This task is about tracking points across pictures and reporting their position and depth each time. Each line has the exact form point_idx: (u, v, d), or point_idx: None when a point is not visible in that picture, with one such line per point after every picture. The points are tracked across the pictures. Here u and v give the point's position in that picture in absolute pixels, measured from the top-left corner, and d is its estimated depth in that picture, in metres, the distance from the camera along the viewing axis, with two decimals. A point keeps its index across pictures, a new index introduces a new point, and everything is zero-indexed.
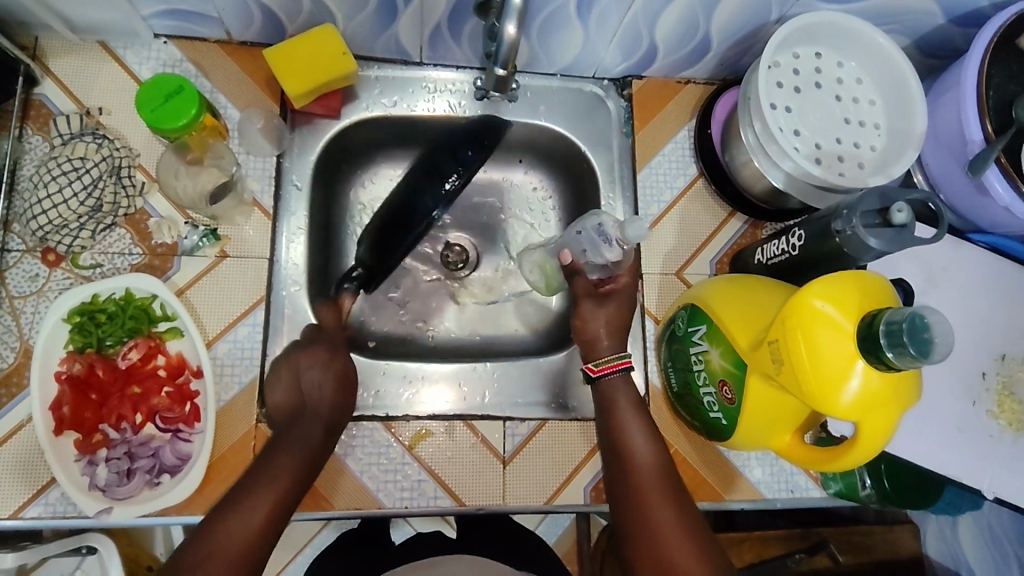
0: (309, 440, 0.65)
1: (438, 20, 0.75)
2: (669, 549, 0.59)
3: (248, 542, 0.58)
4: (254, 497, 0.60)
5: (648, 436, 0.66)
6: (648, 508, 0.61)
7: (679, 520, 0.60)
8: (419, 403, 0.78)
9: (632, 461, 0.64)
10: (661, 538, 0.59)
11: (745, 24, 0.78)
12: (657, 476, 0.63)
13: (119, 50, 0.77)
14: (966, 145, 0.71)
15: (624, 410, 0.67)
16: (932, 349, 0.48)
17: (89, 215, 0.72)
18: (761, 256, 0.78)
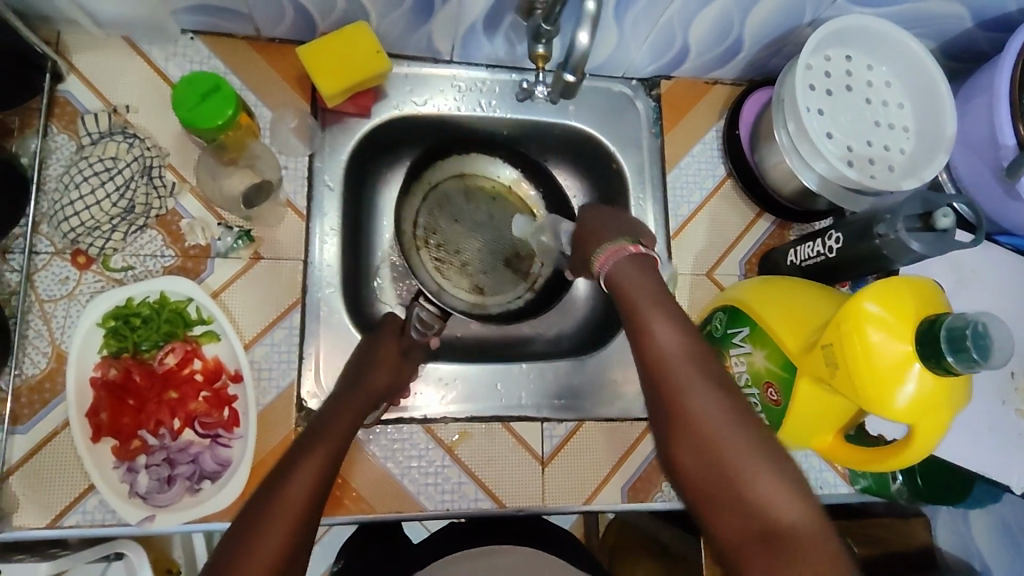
0: (350, 421, 0.67)
1: (474, 18, 0.74)
2: (719, 441, 0.51)
3: (301, 508, 0.56)
4: (301, 467, 0.60)
5: (672, 324, 0.57)
6: (701, 414, 0.52)
7: (737, 419, 0.52)
8: (411, 402, 0.78)
9: (661, 353, 0.56)
10: (708, 432, 0.52)
11: (779, 26, 0.78)
12: (700, 373, 0.54)
13: (144, 46, 0.74)
14: (998, 150, 0.72)
15: (641, 302, 0.59)
16: (992, 355, 0.50)
17: (121, 216, 0.71)
18: (794, 257, 0.79)
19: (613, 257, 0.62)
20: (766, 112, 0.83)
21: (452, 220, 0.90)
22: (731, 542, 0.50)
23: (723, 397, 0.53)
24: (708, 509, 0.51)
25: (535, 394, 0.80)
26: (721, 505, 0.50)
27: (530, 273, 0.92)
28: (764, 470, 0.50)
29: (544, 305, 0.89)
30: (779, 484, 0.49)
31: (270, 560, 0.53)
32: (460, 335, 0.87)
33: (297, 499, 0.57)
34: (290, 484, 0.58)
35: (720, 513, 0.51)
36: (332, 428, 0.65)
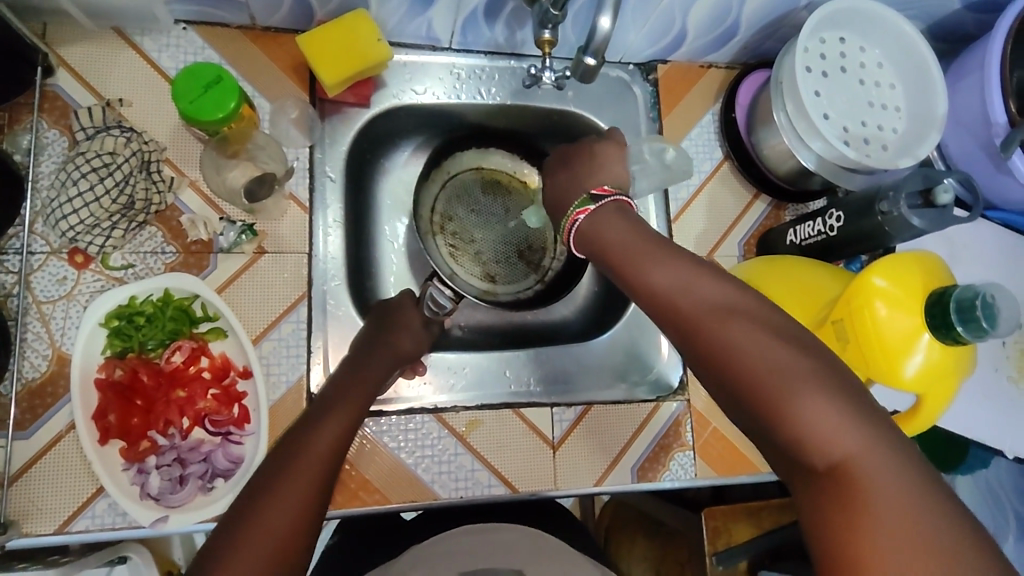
0: (371, 386, 0.66)
1: (475, 5, 0.73)
2: (748, 368, 0.50)
3: (321, 463, 0.55)
4: (326, 424, 0.59)
5: (677, 268, 0.57)
6: (716, 348, 0.52)
7: (757, 342, 0.50)
8: (402, 388, 0.77)
9: (674, 299, 0.56)
10: (739, 360, 0.50)
11: (775, 9, 0.79)
12: (708, 307, 0.53)
13: (135, 37, 0.72)
14: (988, 128, 0.75)
15: (642, 258, 0.60)
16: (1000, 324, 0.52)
17: (121, 212, 0.69)
18: (793, 237, 0.80)
19: (574, 224, 0.68)
20: (762, 95, 0.84)
21: (469, 209, 0.92)
22: (786, 470, 0.49)
23: (737, 323, 0.52)
24: (758, 438, 0.51)
25: (542, 379, 0.82)
26: (764, 437, 0.49)
27: (540, 265, 0.93)
28: (803, 395, 0.47)
29: (558, 293, 0.89)
30: (815, 399, 0.47)
31: (297, 506, 0.51)
32: (461, 326, 0.86)
33: (322, 451, 0.56)
34: (314, 438, 0.57)
35: (768, 439, 0.49)
36: (354, 391, 0.64)
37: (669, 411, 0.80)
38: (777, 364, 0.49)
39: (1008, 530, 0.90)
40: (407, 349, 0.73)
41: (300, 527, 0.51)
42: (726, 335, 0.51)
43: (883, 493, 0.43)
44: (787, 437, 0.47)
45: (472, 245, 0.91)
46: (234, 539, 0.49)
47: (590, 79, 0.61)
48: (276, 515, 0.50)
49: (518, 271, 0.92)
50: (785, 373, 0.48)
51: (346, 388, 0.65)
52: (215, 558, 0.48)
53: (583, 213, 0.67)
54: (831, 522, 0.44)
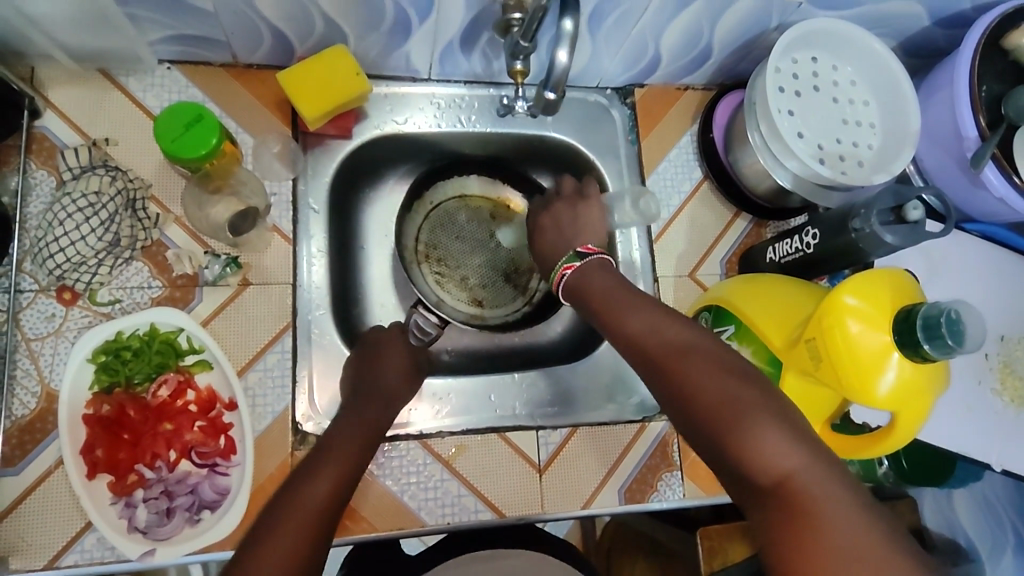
0: (364, 431, 0.67)
1: (451, 37, 0.76)
2: (706, 402, 0.51)
3: (315, 516, 0.56)
4: (318, 477, 0.59)
5: (642, 311, 0.59)
6: (680, 385, 0.53)
7: (717, 378, 0.52)
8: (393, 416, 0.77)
9: (639, 341, 0.58)
10: (699, 395, 0.51)
11: (745, 33, 0.81)
12: (671, 346, 0.55)
13: (121, 78, 0.75)
14: (961, 142, 0.76)
15: (612, 301, 0.62)
16: (966, 340, 0.51)
17: (107, 250, 0.70)
18: (772, 255, 0.81)
19: (562, 278, 0.69)
20: (738, 116, 0.86)
21: (455, 237, 0.93)
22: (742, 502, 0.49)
23: (698, 361, 0.53)
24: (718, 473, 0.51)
25: (528, 403, 0.82)
26: (723, 469, 0.50)
27: (527, 287, 0.94)
28: (758, 424, 0.48)
29: (545, 314, 0.90)
30: (768, 433, 0.48)
31: (287, 556, 0.52)
32: (445, 353, 0.87)
33: (312, 506, 0.56)
34: (306, 492, 0.57)
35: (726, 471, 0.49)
36: (344, 435, 0.65)
37: (655, 431, 0.80)
38: (735, 400, 0.50)
39: (1006, 543, 0.89)
40: (398, 391, 0.73)
41: None
42: (686, 372, 0.53)
43: (835, 525, 0.43)
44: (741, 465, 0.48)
45: (458, 271, 0.92)
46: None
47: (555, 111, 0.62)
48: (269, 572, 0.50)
49: (506, 295, 0.93)
50: (741, 406, 0.49)
51: (338, 436, 0.65)
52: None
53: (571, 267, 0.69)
54: (779, 551, 0.44)
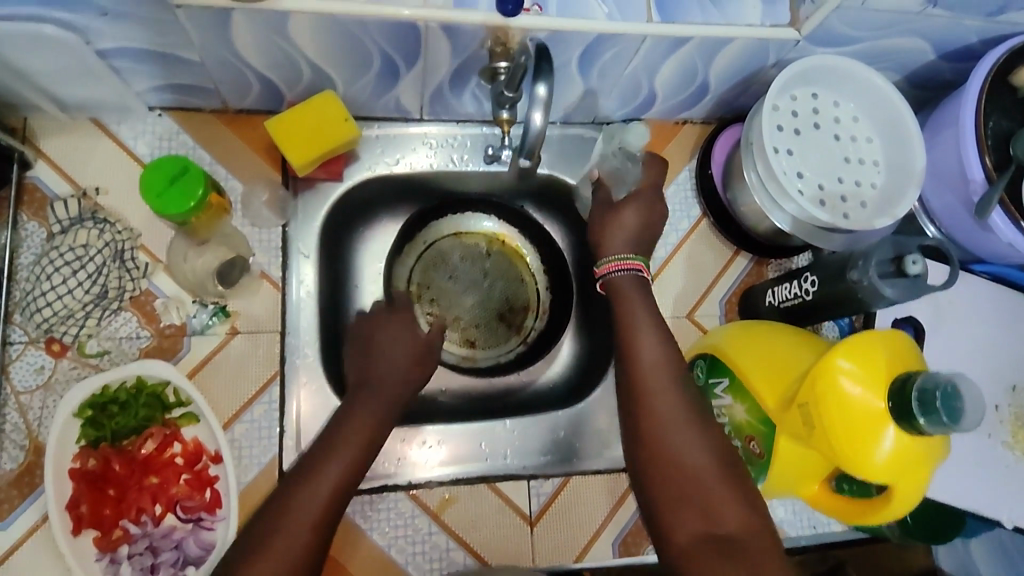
0: (371, 420, 0.66)
1: (440, 80, 0.75)
2: (679, 433, 0.61)
3: (312, 528, 0.57)
4: (315, 481, 0.59)
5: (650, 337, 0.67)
6: (662, 410, 0.63)
7: (693, 422, 0.62)
8: (382, 471, 0.75)
9: (637, 360, 0.66)
10: (677, 426, 0.62)
11: (742, 70, 0.79)
12: (662, 378, 0.65)
13: (113, 126, 0.75)
14: (967, 185, 0.73)
15: (626, 314, 0.69)
16: (962, 417, 0.50)
17: (94, 302, 0.70)
18: (772, 299, 0.79)
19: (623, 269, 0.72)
20: (736, 154, 0.84)
21: (448, 276, 0.92)
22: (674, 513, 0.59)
23: (680, 400, 0.63)
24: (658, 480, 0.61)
25: (520, 452, 0.79)
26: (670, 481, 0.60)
27: (522, 327, 0.93)
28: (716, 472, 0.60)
29: (537, 356, 0.89)
30: (715, 479, 0.59)
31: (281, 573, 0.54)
32: (444, 390, 0.87)
33: (309, 515, 0.57)
34: (302, 500, 0.58)
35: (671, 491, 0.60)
36: (350, 428, 0.64)
37: None
38: (701, 447, 0.61)
39: None
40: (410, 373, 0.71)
41: None
42: (670, 403, 0.63)
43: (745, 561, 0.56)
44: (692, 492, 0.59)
45: (451, 311, 0.91)
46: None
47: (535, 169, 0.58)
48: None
49: (499, 334, 0.92)
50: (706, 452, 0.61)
51: (344, 428, 0.64)
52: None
53: (629, 266, 0.72)
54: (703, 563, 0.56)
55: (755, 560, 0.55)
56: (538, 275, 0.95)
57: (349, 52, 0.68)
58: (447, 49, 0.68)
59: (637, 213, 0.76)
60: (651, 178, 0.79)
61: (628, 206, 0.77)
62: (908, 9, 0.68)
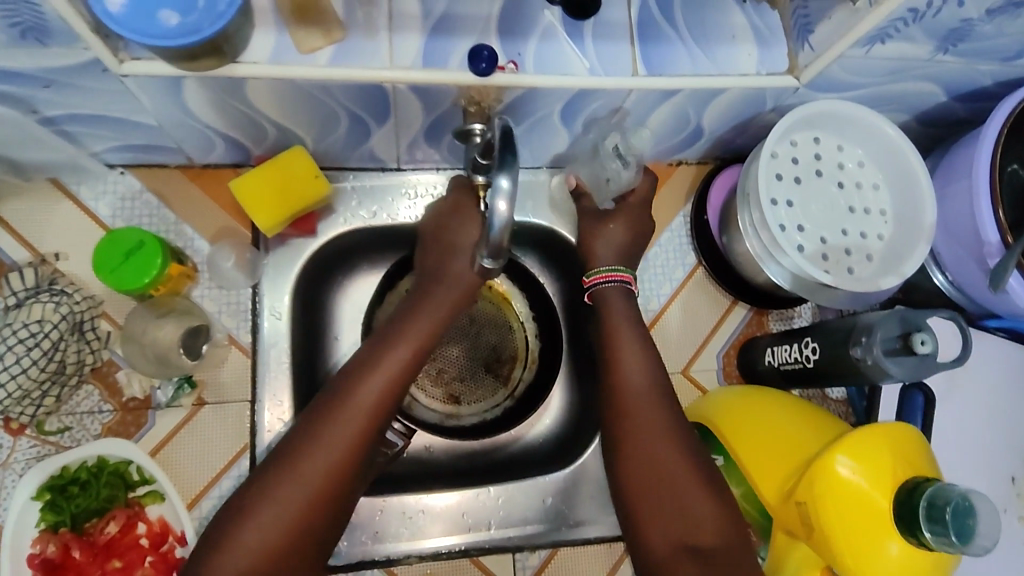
0: (425, 328, 0.64)
1: (415, 133, 0.70)
2: (654, 450, 0.61)
3: (363, 426, 0.58)
4: (361, 383, 0.59)
5: (629, 353, 0.66)
6: (634, 430, 0.62)
7: (667, 438, 0.61)
8: (370, 545, 0.74)
9: (616, 378, 0.65)
10: (651, 445, 0.61)
11: (737, 115, 0.73)
12: (637, 395, 0.64)
13: (73, 187, 0.72)
14: (982, 246, 0.67)
15: (611, 326, 0.67)
16: (973, 539, 0.47)
17: (52, 379, 0.65)
18: (771, 359, 0.74)
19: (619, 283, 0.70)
20: (732, 201, 0.78)
21: None
22: (654, 534, 0.59)
23: (654, 415, 0.62)
24: (638, 502, 0.60)
25: (504, 521, 0.77)
26: (649, 504, 0.60)
27: (509, 378, 0.86)
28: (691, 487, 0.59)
29: (528, 410, 0.82)
30: (697, 496, 0.59)
31: (326, 474, 0.56)
32: (427, 447, 0.81)
33: (360, 414, 0.58)
34: (353, 400, 0.58)
35: (651, 513, 0.59)
36: (404, 331, 0.63)
37: None
38: (676, 466, 0.60)
39: None
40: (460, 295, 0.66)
41: (326, 496, 0.56)
42: (644, 421, 0.62)
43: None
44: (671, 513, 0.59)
45: (435, 364, 0.84)
46: (257, 500, 0.54)
47: (504, 256, 0.53)
48: (304, 484, 0.55)
49: (484, 387, 0.85)
50: (679, 470, 0.60)
51: (398, 330, 0.63)
52: (244, 521, 0.54)
53: (618, 277, 0.70)
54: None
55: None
56: (527, 320, 0.87)
57: (314, 111, 0.64)
58: (419, 106, 0.64)
59: (625, 227, 0.74)
60: (643, 189, 0.75)
61: (616, 219, 0.74)
62: (916, 56, 0.63)
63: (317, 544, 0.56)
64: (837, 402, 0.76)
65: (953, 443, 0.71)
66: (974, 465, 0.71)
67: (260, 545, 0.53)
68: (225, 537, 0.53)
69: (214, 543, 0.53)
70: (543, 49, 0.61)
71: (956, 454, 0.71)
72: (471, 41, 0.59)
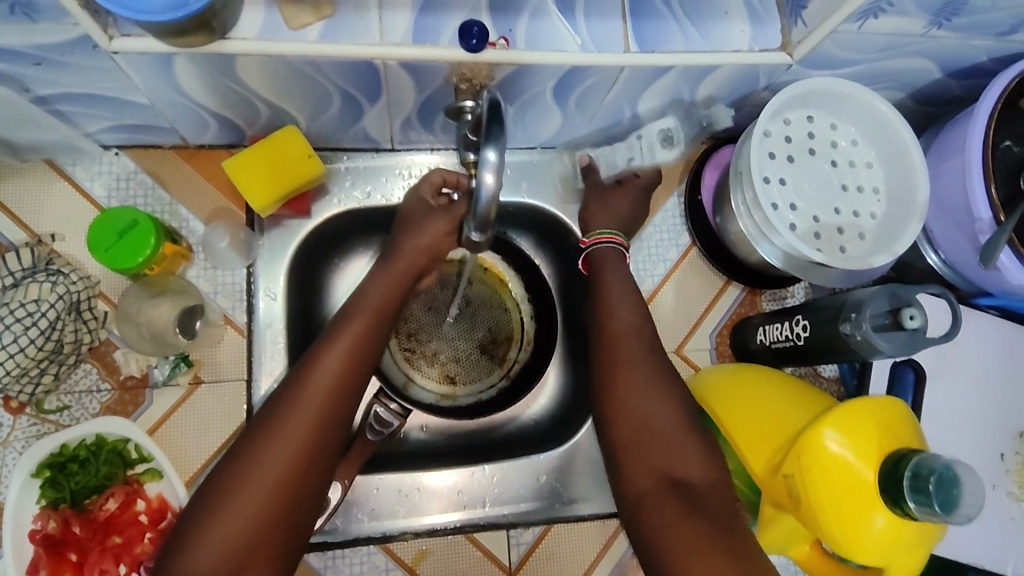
0: (382, 305, 0.65)
1: (408, 112, 0.70)
2: (642, 392, 0.61)
3: (328, 396, 0.59)
4: (324, 357, 0.60)
5: (626, 301, 0.67)
6: (623, 370, 0.62)
7: (653, 381, 0.62)
8: (369, 522, 0.75)
9: (609, 325, 0.65)
10: (639, 383, 0.62)
11: (730, 94, 0.73)
12: (628, 339, 0.64)
13: (68, 167, 0.72)
14: (974, 222, 0.67)
15: (609, 277, 0.68)
16: (958, 508, 0.47)
17: (49, 358, 0.66)
18: (763, 338, 0.74)
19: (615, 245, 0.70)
20: (726, 180, 0.78)
21: (427, 308, 0.84)
22: (642, 472, 0.59)
23: (642, 358, 0.63)
24: (625, 440, 0.60)
25: (499, 498, 0.78)
26: (635, 442, 0.60)
27: (505, 358, 0.86)
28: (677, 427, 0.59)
29: (522, 391, 0.83)
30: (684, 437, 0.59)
31: (299, 444, 0.56)
32: (423, 427, 0.81)
33: (325, 385, 0.59)
34: (317, 374, 0.59)
35: (638, 451, 0.59)
36: (362, 310, 0.64)
37: None
38: (664, 408, 0.60)
39: None
40: (416, 267, 0.69)
41: (301, 464, 0.56)
42: (633, 364, 0.63)
43: (715, 516, 0.55)
44: (658, 454, 0.59)
45: (430, 344, 0.84)
46: (235, 477, 0.54)
47: (491, 228, 0.52)
48: (279, 457, 0.55)
49: (479, 367, 0.85)
50: (666, 415, 0.60)
51: (356, 309, 0.64)
52: (224, 500, 0.53)
53: (613, 241, 0.71)
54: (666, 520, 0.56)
55: (720, 513, 0.55)
56: (523, 302, 0.88)
57: (305, 89, 0.64)
58: (410, 83, 0.64)
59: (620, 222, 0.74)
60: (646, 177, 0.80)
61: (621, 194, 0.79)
62: (910, 31, 0.62)
63: (298, 519, 0.56)
64: (829, 380, 0.77)
65: (944, 420, 0.72)
66: (964, 441, 0.72)
67: (239, 525, 0.53)
68: (205, 519, 0.53)
69: (196, 525, 0.53)
70: (534, 26, 0.61)
71: (946, 431, 0.72)
72: (463, 17, 0.59)
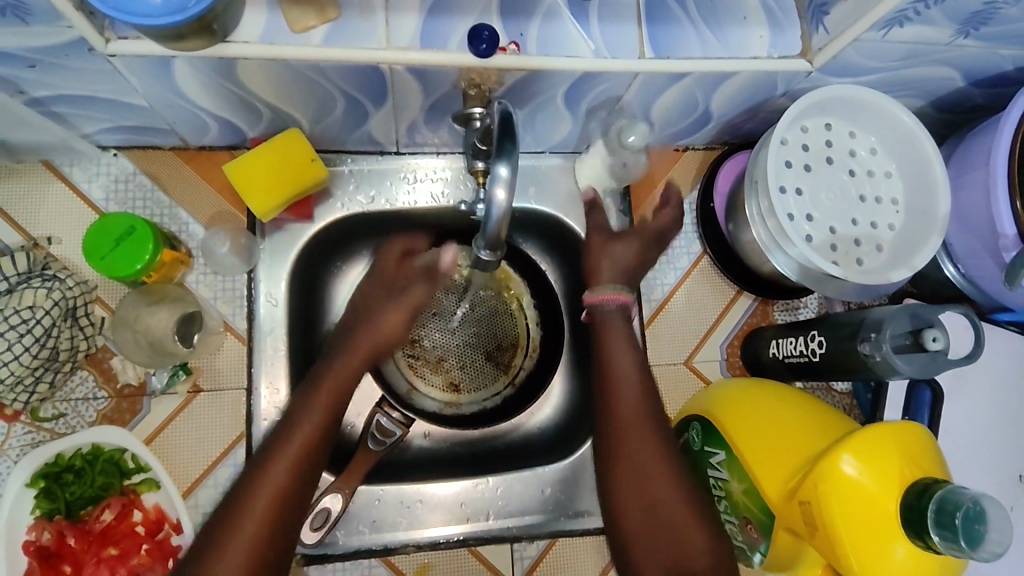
0: (377, 331, 0.66)
1: (414, 116, 0.68)
2: (644, 465, 0.60)
3: (322, 423, 0.59)
4: (321, 384, 0.61)
5: (626, 363, 0.64)
6: (626, 443, 0.61)
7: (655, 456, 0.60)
8: (369, 533, 0.74)
9: (610, 388, 0.64)
10: (641, 457, 0.60)
11: (746, 100, 0.71)
12: (629, 406, 0.62)
13: (65, 168, 0.70)
14: (996, 238, 0.66)
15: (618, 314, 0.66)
16: (983, 543, 0.46)
17: (44, 366, 0.64)
18: (776, 351, 0.72)
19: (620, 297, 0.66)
20: (740, 187, 0.76)
21: (431, 315, 0.81)
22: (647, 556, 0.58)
23: (643, 429, 0.61)
24: (629, 522, 0.59)
25: (503, 510, 0.76)
26: (639, 522, 0.59)
27: (510, 366, 0.84)
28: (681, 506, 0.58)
29: (524, 402, 0.81)
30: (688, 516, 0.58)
31: (293, 471, 0.56)
32: (426, 434, 0.80)
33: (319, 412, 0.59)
34: (311, 402, 0.60)
35: (642, 534, 0.58)
36: (357, 339, 0.65)
37: None
38: (668, 485, 0.59)
39: None
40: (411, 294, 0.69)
41: (295, 490, 0.56)
42: (636, 435, 0.61)
43: None
44: (663, 535, 0.58)
45: (433, 351, 0.82)
46: (234, 505, 0.54)
47: (502, 245, 0.52)
48: (274, 484, 0.55)
49: (483, 375, 0.83)
50: (670, 491, 0.59)
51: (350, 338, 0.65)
52: (225, 527, 0.53)
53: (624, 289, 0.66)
54: None
55: None
56: (529, 307, 0.85)
57: (309, 93, 0.62)
58: (416, 88, 0.61)
59: (638, 246, 0.69)
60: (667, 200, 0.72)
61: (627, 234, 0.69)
62: (936, 40, 0.60)
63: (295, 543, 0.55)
64: (840, 394, 0.75)
65: (957, 439, 0.70)
66: (977, 461, 0.70)
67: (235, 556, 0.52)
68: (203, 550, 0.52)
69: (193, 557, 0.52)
70: (546, 30, 0.59)
71: (959, 450, 0.70)
72: (471, 22, 0.57)
